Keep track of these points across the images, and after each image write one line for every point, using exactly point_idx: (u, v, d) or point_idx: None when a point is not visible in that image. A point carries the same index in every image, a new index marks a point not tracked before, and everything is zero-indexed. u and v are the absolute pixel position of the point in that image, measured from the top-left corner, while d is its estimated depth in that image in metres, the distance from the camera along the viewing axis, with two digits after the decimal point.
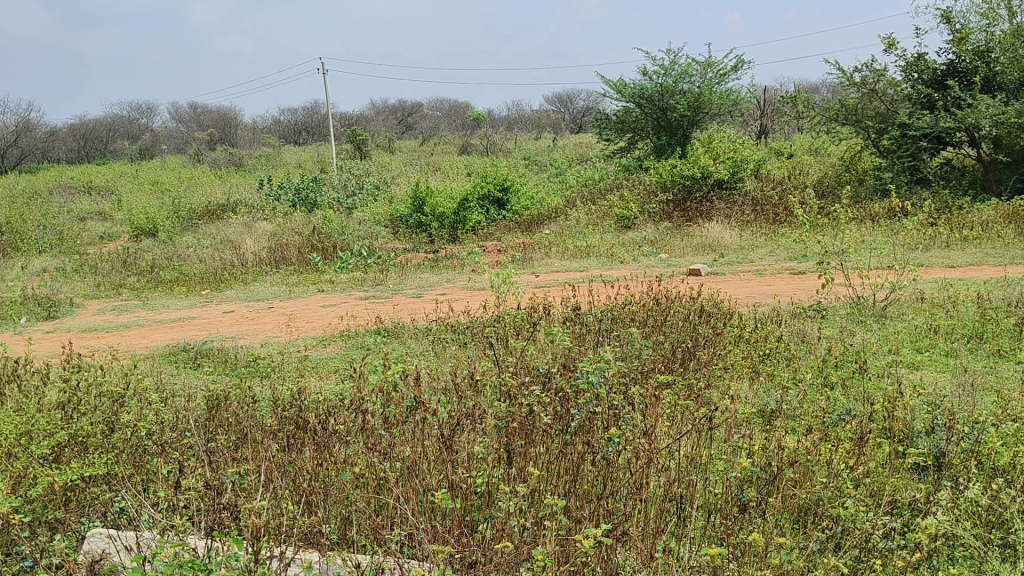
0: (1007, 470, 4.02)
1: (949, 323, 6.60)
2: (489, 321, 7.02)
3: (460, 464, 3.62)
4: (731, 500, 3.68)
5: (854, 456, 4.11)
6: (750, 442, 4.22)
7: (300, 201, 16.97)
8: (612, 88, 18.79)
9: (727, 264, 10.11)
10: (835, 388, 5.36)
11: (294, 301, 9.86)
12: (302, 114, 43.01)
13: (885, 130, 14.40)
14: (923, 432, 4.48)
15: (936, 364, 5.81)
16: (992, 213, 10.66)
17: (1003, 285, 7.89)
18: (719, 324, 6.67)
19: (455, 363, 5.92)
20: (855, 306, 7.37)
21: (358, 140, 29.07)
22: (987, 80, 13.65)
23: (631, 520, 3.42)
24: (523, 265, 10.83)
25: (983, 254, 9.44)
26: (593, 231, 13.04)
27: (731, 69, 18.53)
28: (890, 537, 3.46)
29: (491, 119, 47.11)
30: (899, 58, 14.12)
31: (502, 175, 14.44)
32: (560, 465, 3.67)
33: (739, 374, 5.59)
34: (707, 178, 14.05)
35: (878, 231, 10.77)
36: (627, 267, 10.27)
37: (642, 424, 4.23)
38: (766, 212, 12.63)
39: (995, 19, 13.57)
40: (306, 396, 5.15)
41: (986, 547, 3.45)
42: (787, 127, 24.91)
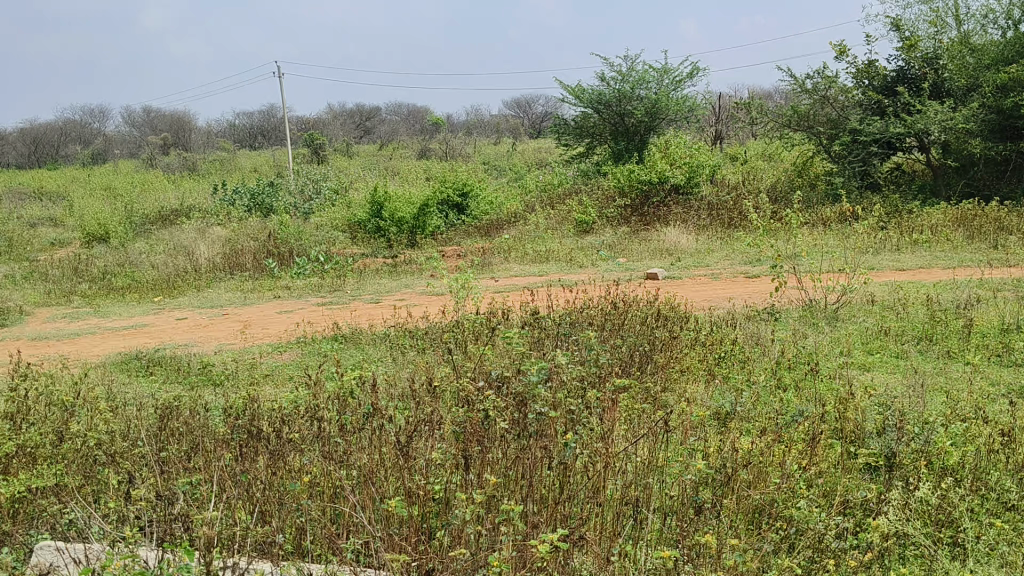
0: (955, 470, 4.09)
1: (900, 325, 6.74)
2: (447, 327, 6.99)
3: (416, 470, 3.60)
4: (686, 502, 3.70)
5: (806, 457, 4.16)
6: (706, 445, 4.24)
7: (255, 206, 16.80)
8: (570, 94, 18.92)
9: (683, 268, 10.20)
10: (789, 390, 5.44)
11: (250, 307, 9.74)
12: (258, 118, 42.55)
13: (836, 136, 14.68)
14: (874, 433, 4.55)
15: (886, 365, 5.92)
16: (941, 217, 10.87)
17: (951, 287, 8.07)
18: (675, 328, 6.74)
19: (413, 369, 5.89)
20: (807, 309, 7.48)
21: (315, 145, 28.84)
22: (935, 87, 13.98)
23: (588, 525, 3.42)
24: (482, 269, 10.83)
25: (932, 257, 9.66)
26: (552, 235, 13.08)
27: (686, 75, 18.75)
28: (844, 538, 3.50)
29: (449, 123, 47.08)
30: (850, 65, 14.41)
31: (460, 180, 14.43)
32: (517, 470, 3.66)
33: (695, 378, 5.65)
34: (664, 183, 14.19)
35: (831, 235, 10.95)
36: (585, 272, 10.31)
37: (599, 429, 4.25)
38: (722, 216, 12.77)
39: (942, 27, 13.95)
40: (260, 404, 5.09)
41: (936, 546, 3.50)
42: (742, 133, 25.27)
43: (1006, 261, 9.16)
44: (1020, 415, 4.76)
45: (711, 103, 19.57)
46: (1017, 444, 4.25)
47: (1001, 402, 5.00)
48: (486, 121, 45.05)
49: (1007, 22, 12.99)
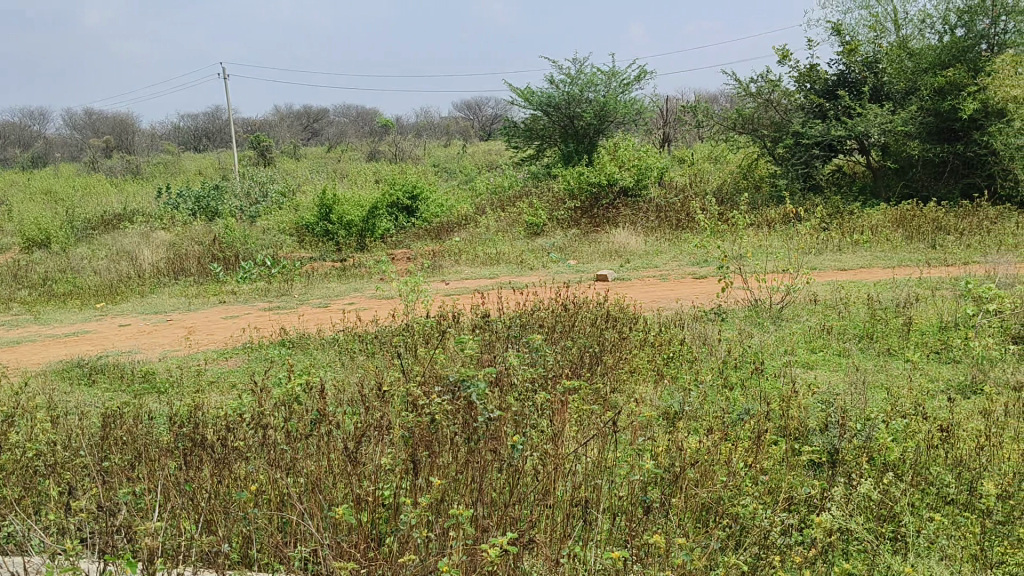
0: (897, 465, 4.19)
1: (841, 324, 6.89)
2: (397, 330, 6.96)
3: (365, 477, 3.57)
4: (635, 502, 3.73)
5: (752, 454, 4.23)
6: (654, 445, 4.28)
7: (201, 210, 16.53)
8: (520, 96, 18.98)
9: (632, 269, 10.30)
10: (734, 389, 5.53)
11: (196, 313, 9.58)
12: (203, 120, 41.90)
13: (780, 139, 14.98)
14: (817, 430, 4.64)
15: (829, 364, 6.05)
16: (881, 218, 11.15)
17: (891, 286, 8.27)
18: (625, 329, 6.80)
19: (362, 374, 5.86)
20: (753, 308, 7.62)
21: (262, 147, 28.49)
22: (875, 90, 14.34)
23: (537, 528, 3.43)
24: (432, 272, 10.81)
25: (872, 257, 9.90)
26: (503, 238, 13.09)
27: (634, 79, 18.96)
28: (789, 533, 3.57)
29: (398, 125, 46.86)
30: (793, 69, 14.71)
31: (410, 182, 14.40)
32: (466, 473, 3.66)
33: (644, 378, 5.71)
34: (613, 185, 14.33)
35: (775, 236, 11.16)
36: (535, 274, 10.35)
37: (550, 431, 4.28)
38: (669, 217, 12.91)
39: (881, 32, 14.29)
40: (206, 412, 5.01)
41: (878, 541, 3.58)
42: (688, 136, 25.62)
43: (943, 260, 9.41)
44: (957, 411, 4.89)
45: (658, 106, 19.81)
46: (955, 439, 4.36)
47: (939, 398, 5.13)
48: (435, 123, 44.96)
49: (944, 27, 13.35)
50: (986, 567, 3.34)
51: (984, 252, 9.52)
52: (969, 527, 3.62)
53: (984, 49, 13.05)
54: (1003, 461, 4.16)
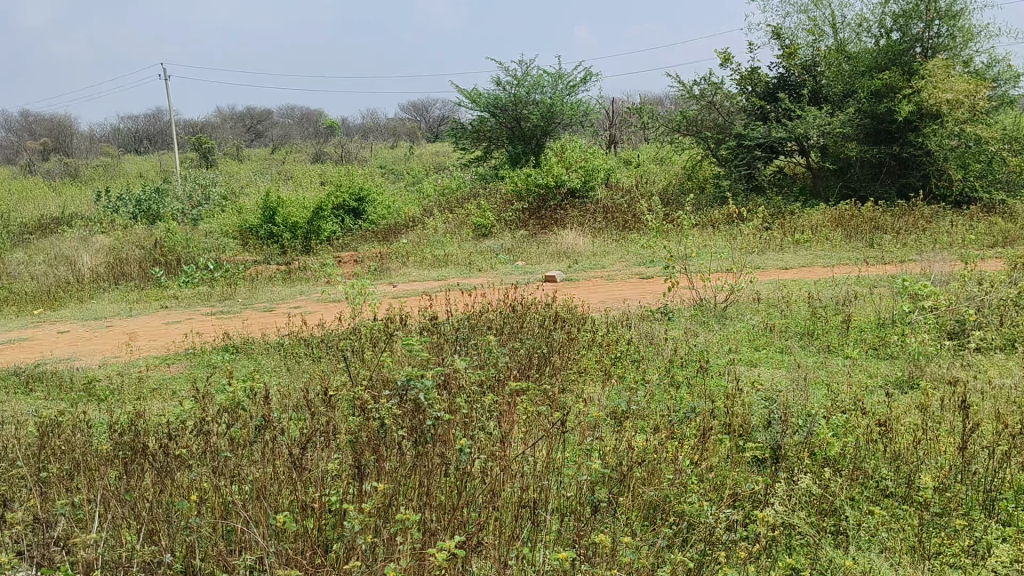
0: (837, 460, 4.29)
1: (783, 322, 7.02)
2: (344, 334, 6.90)
3: (311, 483, 3.53)
4: (583, 502, 3.75)
5: (697, 452, 4.28)
6: (602, 445, 4.31)
7: (141, 213, 16.19)
8: (467, 98, 18.95)
9: (580, 270, 10.36)
10: (681, 388, 5.59)
11: (136, 319, 9.36)
12: (143, 122, 40.98)
13: (723, 140, 15.22)
14: (761, 427, 4.71)
15: (772, 361, 6.16)
16: (821, 218, 11.39)
17: (831, 285, 8.45)
18: (572, 329, 6.84)
19: (309, 379, 5.78)
20: (698, 308, 7.73)
21: (204, 149, 28.00)
22: (814, 93, 14.68)
23: (486, 530, 3.41)
24: (379, 275, 10.73)
25: (813, 256, 10.10)
26: (450, 240, 13.06)
27: (580, 81, 19.10)
28: (734, 529, 3.61)
29: (345, 126, 46.47)
30: (735, 72, 14.95)
31: (357, 184, 14.29)
32: (414, 478, 3.63)
33: (592, 378, 5.74)
34: (560, 187, 14.41)
35: (719, 236, 11.33)
36: (484, 275, 10.36)
37: (498, 433, 4.27)
38: (616, 219, 13.01)
39: (820, 35, 14.57)
40: (147, 420, 4.90)
41: (820, 534, 3.65)
42: (634, 137, 25.92)
43: (881, 259, 9.65)
44: (894, 406, 5.02)
45: (604, 108, 19.98)
46: (894, 433, 4.46)
47: (878, 394, 5.26)
48: (382, 124, 44.70)
49: (880, 30, 13.69)
50: (923, 558, 3.43)
51: (920, 250, 9.79)
52: (907, 519, 3.71)
53: (919, 52, 13.46)
54: (938, 454, 4.27)
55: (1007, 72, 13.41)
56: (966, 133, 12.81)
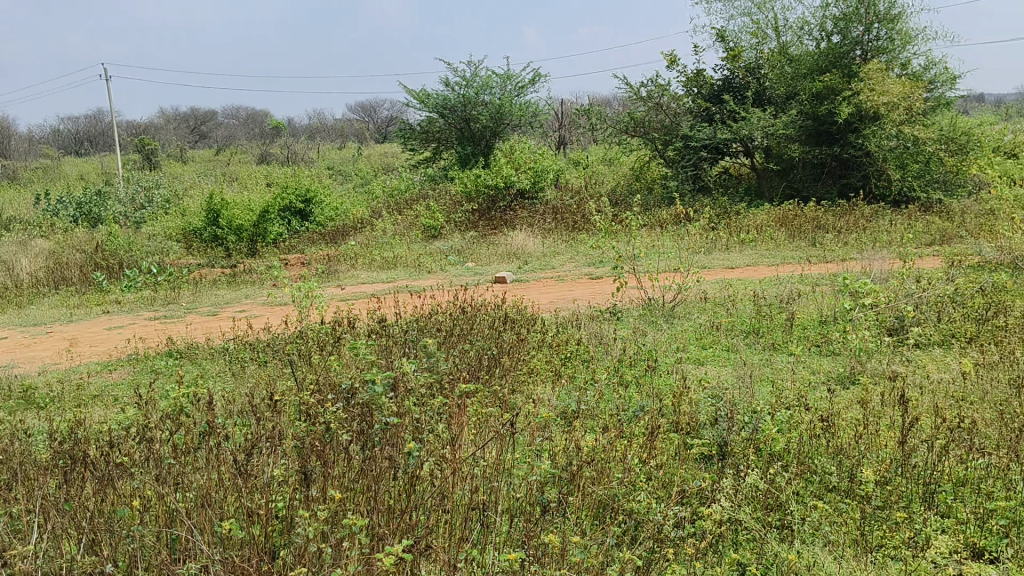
0: (781, 455, 4.35)
1: (730, 320, 7.13)
2: (291, 338, 6.80)
3: (257, 489, 3.47)
4: (533, 502, 3.73)
5: (646, 451, 4.30)
6: (552, 445, 4.30)
7: (82, 216, 15.79)
8: (415, 98, 18.86)
9: (530, 271, 10.38)
10: (629, 386, 5.63)
11: (77, 324, 9.12)
12: (84, 123, 40.01)
13: (670, 142, 15.39)
14: (707, 424, 4.77)
15: (719, 359, 6.25)
16: (766, 218, 11.58)
17: (775, 283, 8.60)
18: (522, 330, 6.84)
19: (255, 385, 5.68)
20: (647, 307, 7.80)
21: (147, 150, 27.43)
22: (757, 94, 14.96)
23: (435, 533, 3.38)
24: (327, 278, 10.61)
25: (758, 255, 10.25)
26: (399, 241, 12.98)
27: (529, 82, 19.15)
28: (682, 526, 3.64)
29: (292, 127, 45.94)
30: (680, 74, 15.12)
31: (303, 186, 14.11)
32: (362, 482, 3.59)
33: (541, 378, 5.75)
34: (510, 188, 14.42)
35: (667, 236, 11.44)
36: (434, 277, 10.32)
37: (447, 437, 4.25)
38: (565, 220, 13.07)
39: (763, 38, 14.79)
40: (88, 427, 4.77)
41: (766, 530, 3.69)
42: (583, 138, 26.10)
43: (823, 257, 9.84)
44: (837, 401, 5.12)
45: (552, 110, 20.06)
46: (836, 428, 4.55)
47: (821, 390, 5.36)
48: (329, 125, 44.29)
49: (821, 33, 13.97)
50: (866, 551, 3.51)
51: (861, 249, 10.00)
52: (850, 513, 3.79)
53: (858, 55, 13.77)
54: (879, 448, 4.36)
55: (943, 74, 13.78)
56: (903, 134, 13.15)
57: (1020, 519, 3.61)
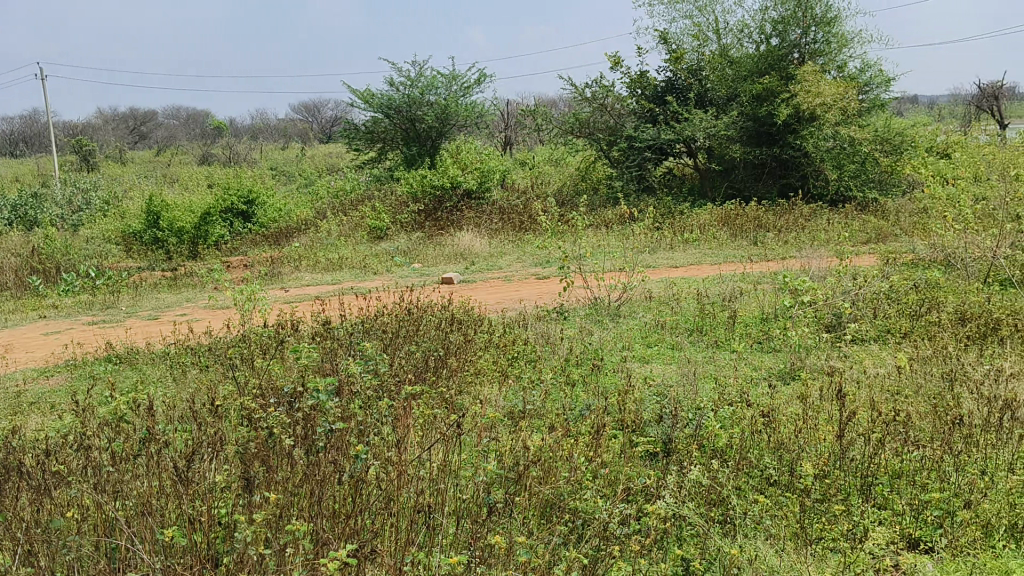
0: (724, 451, 4.42)
1: (674, 319, 7.22)
2: (233, 342, 6.69)
3: (198, 495, 3.41)
4: (479, 504, 3.72)
5: (592, 449, 4.33)
6: (498, 445, 4.30)
7: (17, 219, 15.34)
8: (360, 98, 18.70)
9: (477, 271, 10.39)
10: (576, 385, 5.67)
11: (11, 330, 8.84)
12: (18, 124, 38.86)
13: (615, 142, 15.54)
14: (652, 421, 4.82)
15: (663, 357, 6.32)
16: (709, 218, 11.76)
17: (718, 282, 8.73)
18: (469, 331, 6.83)
19: (196, 390, 5.58)
20: (593, 307, 7.85)
21: (85, 151, 26.76)
22: (699, 96, 15.16)
23: (381, 537, 3.35)
24: (270, 280, 10.47)
25: (701, 254, 10.40)
26: (345, 243, 12.85)
27: (474, 82, 19.15)
28: (627, 523, 3.67)
29: (235, 128, 45.22)
30: (624, 75, 15.27)
31: (246, 187, 13.87)
32: (306, 487, 3.54)
33: (488, 379, 5.75)
34: (456, 188, 14.39)
35: (612, 235, 11.54)
36: (379, 278, 10.24)
37: (392, 439, 4.22)
38: (512, 220, 13.10)
39: (705, 40, 15.00)
40: (21, 436, 4.63)
41: (709, 525, 3.74)
42: (529, 139, 26.21)
43: (764, 256, 10.02)
44: (778, 397, 5.21)
45: (498, 110, 20.09)
46: (776, 423, 4.63)
47: (762, 386, 5.46)
48: (273, 125, 43.71)
49: (760, 36, 14.21)
50: (806, 543, 3.58)
51: (800, 247, 10.21)
52: (789, 506, 3.86)
53: (796, 58, 14.06)
54: (818, 441, 4.45)
55: (878, 76, 14.14)
56: (840, 135, 13.47)
57: (952, 509, 3.72)
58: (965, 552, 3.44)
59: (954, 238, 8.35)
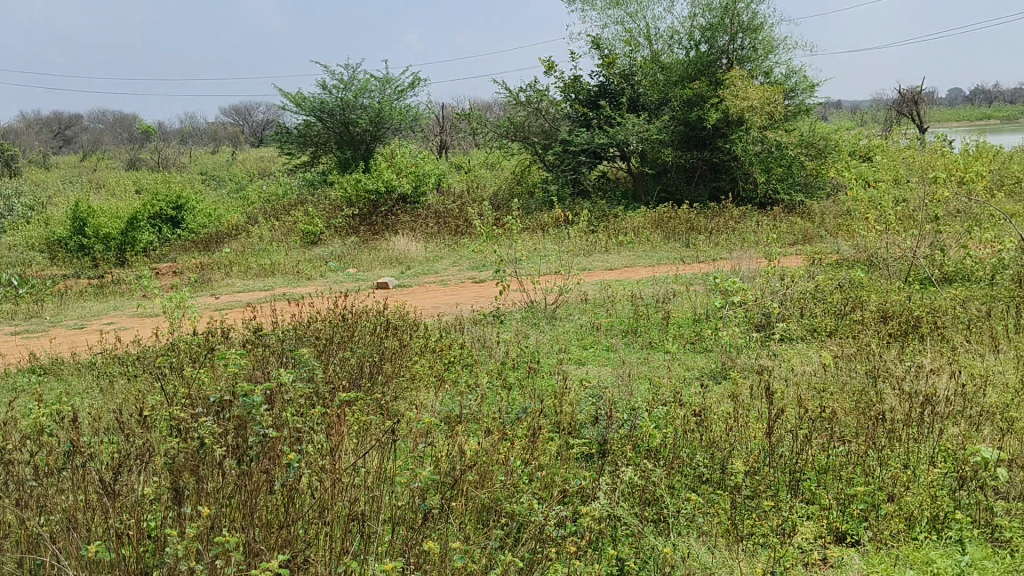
0: (658, 451, 4.47)
1: (609, 321, 7.29)
2: (163, 350, 6.51)
3: (126, 508, 3.30)
4: (414, 510, 3.68)
5: (528, 452, 4.32)
6: (434, 451, 4.28)
7: None
8: (291, 101, 18.42)
9: (412, 276, 10.34)
10: (512, 389, 5.67)
11: None
12: None
13: (549, 146, 15.64)
14: (588, 422, 4.86)
15: (598, 359, 6.37)
16: (642, 221, 11.91)
17: (651, 284, 8.86)
18: (404, 336, 6.79)
19: (124, 401, 5.42)
20: (529, 310, 7.88)
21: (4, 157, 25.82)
22: (631, 101, 15.33)
23: (314, 546, 3.30)
24: (200, 286, 10.24)
25: (635, 257, 10.55)
26: (277, 248, 12.65)
27: (408, 85, 19.08)
28: (563, 525, 3.68)
29: (162, 132, 44.23)
30: (558, 79, 15.38)
31: (174, 192, 13.57)
32: (238, 498, 3.47)
33: (424, 384, 5.71)
34: (391, 192, 14.29)
35: (548, 239, 11.61)
36: (313, 284, 10.11)
37: (326, 447, 4.15)
38: (448, 224, 13.07)
39: (636, 46, 15.21)
40: None
41: (642, 525, 3.78)
42: (464, 143, 26.26)
43: (696, 257, 10.20)
44: (710, 396, 5.29)
45: (433, 114, 20.05)
46: (708, 422, 4.71)
47: (694, 385, 5.55)
48: (203, 129, 42.88)
49: (690, 42, 14.46)
50: (737, 539, 3.64)
51: (730, 248, 10.43)
52: (721, 503, 3.92)
53: (725, 64, 14.35)
54: (748, 439, 4.53)
55: (803, 82, 14.52)
56: (767, 139, 13.79)
57: (877, 502, 3.83)
58: (888, 544, 3.55)
59: (876, 239, 8.62)
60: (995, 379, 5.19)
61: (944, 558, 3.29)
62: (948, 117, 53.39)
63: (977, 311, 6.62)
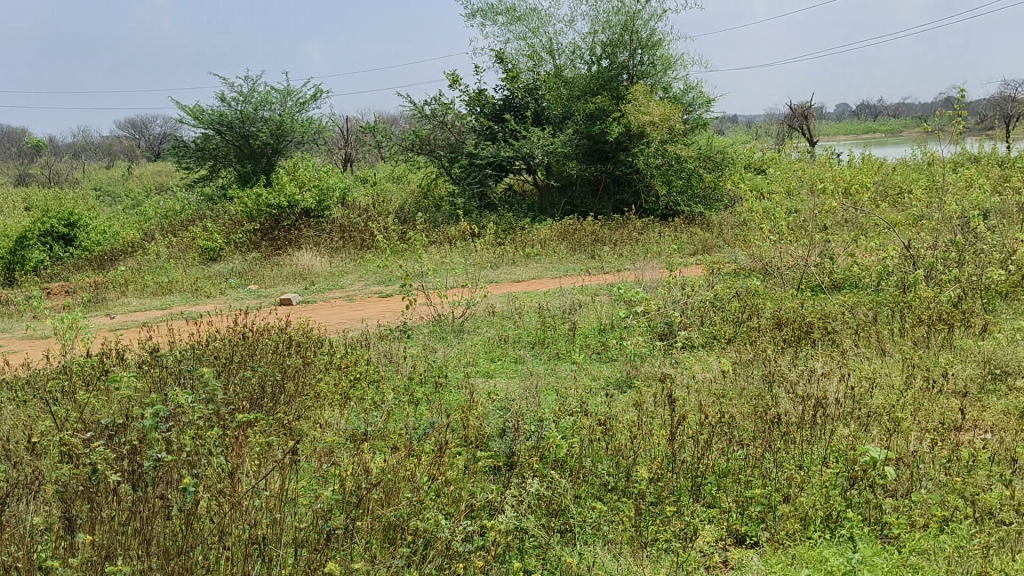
0: (564, 461, 4.50)
1: (516, 333, 7.31)
2: (52, 374, 6.20)
3: (12, 539, 3.13)
4: (316, 531, 3.59)
5: (435, 466, 4.27)
6: (339, 469, 4.18)
7: None
8: (189, 114, 17.86)
9: (317, 291, 10.16)
10: (419, 404, 5.61)
11: None
12: None
13: (455, 159, 15.65)
14: (495, 435, 4.84)
15: (506, 371, 6.38)
16: (548, 232, 12.00)
17: (557, 295, 8.94)
18: (308, 353, 6.65)
19: (9, 428, 5.12)
20: (436, 323, 7.84)
21: None
22: (536, 114, 15.50)
23: (213, 572, 3.19)
24: (93, 307, 9.80)
25: (541, 269, 10.62)
26: (174, 265, 12.21)
27: (310, 98, 18.82)
28: (469, 540, 3.65)
29: (51, 146, 42.30)
30: (462, 92, 15.41)
31: (66, 208, 12.98)
32: (133, 524, 3.32)
33: (328, 402, 5.59)
34: (294, 207, 14.01)
35: (455, 252, 11.59)
36: (212, 302, 9.82)
37: (225, 468, 4.02)
38: (354, 238, 12.91)
39: (539, 61, 15.38)
40: None
41: (549, 536, 3.78)
42: (369, 156, 26.01)
43: (601, 268, 10.35)
44: (615, 406, 5.35)
45: (336, 127, 19.80)
46: (613, 431, 4.76)
47: (600, 395, 5.61)
48: (96, 144, 41.24)
49: (591, 58, 14.72)
50: (642, 546, 3.67)
51: (633, 259, 10.63)
52: (625, 511, 3.96)
53: (625, 79, 14.65)
54: (652, 447, 4.59)
55: (700, 97, 14.97)
56: (668, 152, 14.12)
57: (774, 504, 3.94)
58: (784, 544, 3.66)
59: (770, 248, 8.93)
60: (881, 381, 5.42)
61: (836, 555, 3.40)
62: (837, 130, 55.89)
63: (864, 316, 6.91)
